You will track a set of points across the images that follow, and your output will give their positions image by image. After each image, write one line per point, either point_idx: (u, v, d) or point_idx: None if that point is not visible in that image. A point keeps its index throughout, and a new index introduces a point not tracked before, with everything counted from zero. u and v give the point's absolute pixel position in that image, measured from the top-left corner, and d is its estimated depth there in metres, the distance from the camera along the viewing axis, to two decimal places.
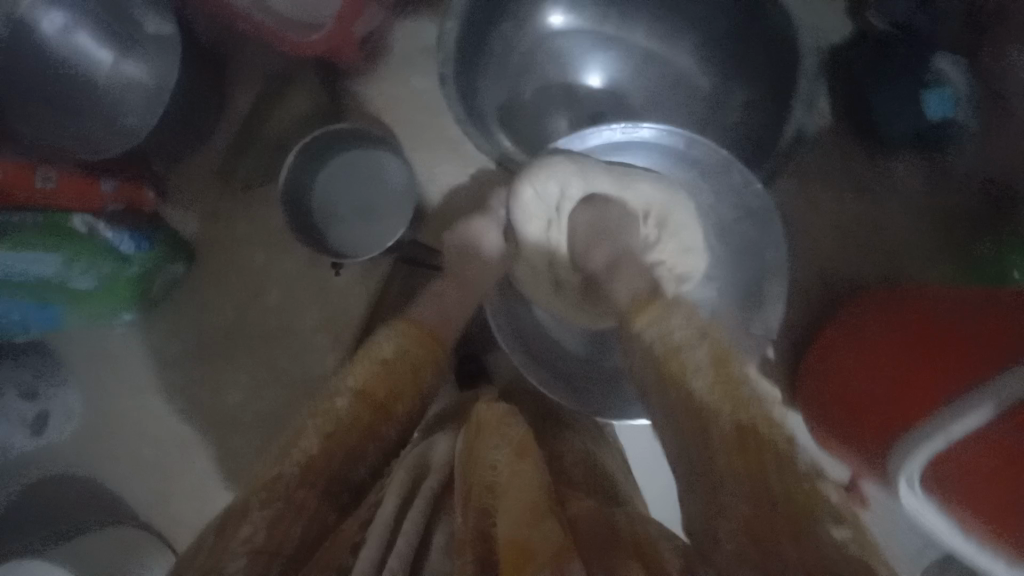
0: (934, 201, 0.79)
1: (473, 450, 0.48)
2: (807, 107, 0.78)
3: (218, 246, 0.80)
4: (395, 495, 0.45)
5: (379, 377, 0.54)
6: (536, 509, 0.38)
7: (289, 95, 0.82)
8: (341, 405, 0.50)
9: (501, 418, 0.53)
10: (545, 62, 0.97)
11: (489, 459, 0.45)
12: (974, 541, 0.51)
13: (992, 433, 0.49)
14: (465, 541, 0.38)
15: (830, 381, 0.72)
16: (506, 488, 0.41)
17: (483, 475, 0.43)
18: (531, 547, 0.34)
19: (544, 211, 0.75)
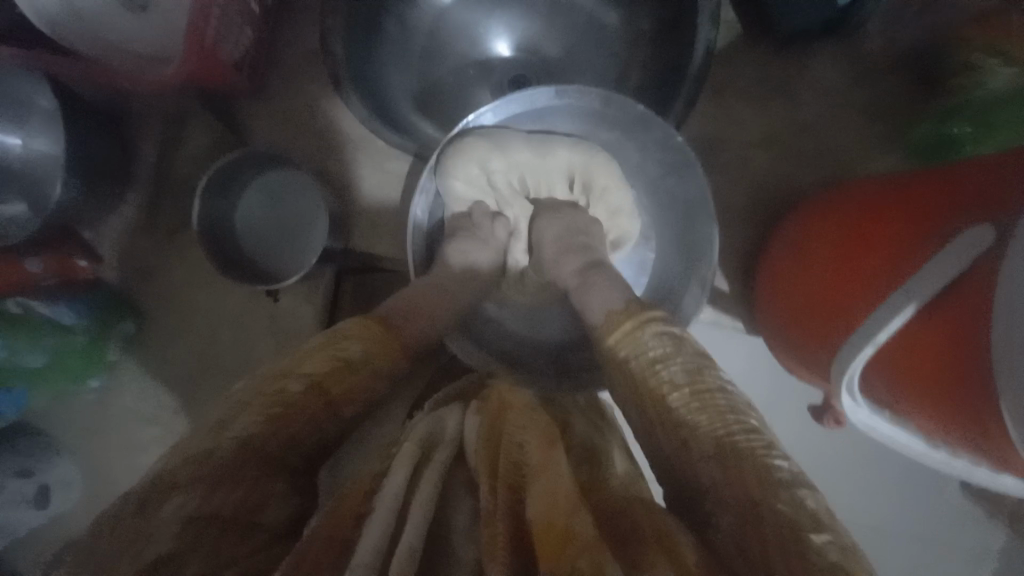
0: (870, 95, 0.76)
1: (497, 429, 0.51)
2: (711, 21, 0.73)
3: (161, 298, 0.84)
4: (405, 469, 0.45)
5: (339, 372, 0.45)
6: (566, 493, 0.41)
7: (188, 135, 0.84)
8: (296, 396, 0.42)
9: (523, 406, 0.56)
10: (451, 34, 0.93)
11: (515, 441, 0.48)
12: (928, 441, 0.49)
13: (930, 317, 0.47)
14: (494, 512, 0.41)
15: (782, 290, 0.70)
16: (535, 474, 0.44)
17: (512, 456, 0.46)
18: (565, 527, 0.38)
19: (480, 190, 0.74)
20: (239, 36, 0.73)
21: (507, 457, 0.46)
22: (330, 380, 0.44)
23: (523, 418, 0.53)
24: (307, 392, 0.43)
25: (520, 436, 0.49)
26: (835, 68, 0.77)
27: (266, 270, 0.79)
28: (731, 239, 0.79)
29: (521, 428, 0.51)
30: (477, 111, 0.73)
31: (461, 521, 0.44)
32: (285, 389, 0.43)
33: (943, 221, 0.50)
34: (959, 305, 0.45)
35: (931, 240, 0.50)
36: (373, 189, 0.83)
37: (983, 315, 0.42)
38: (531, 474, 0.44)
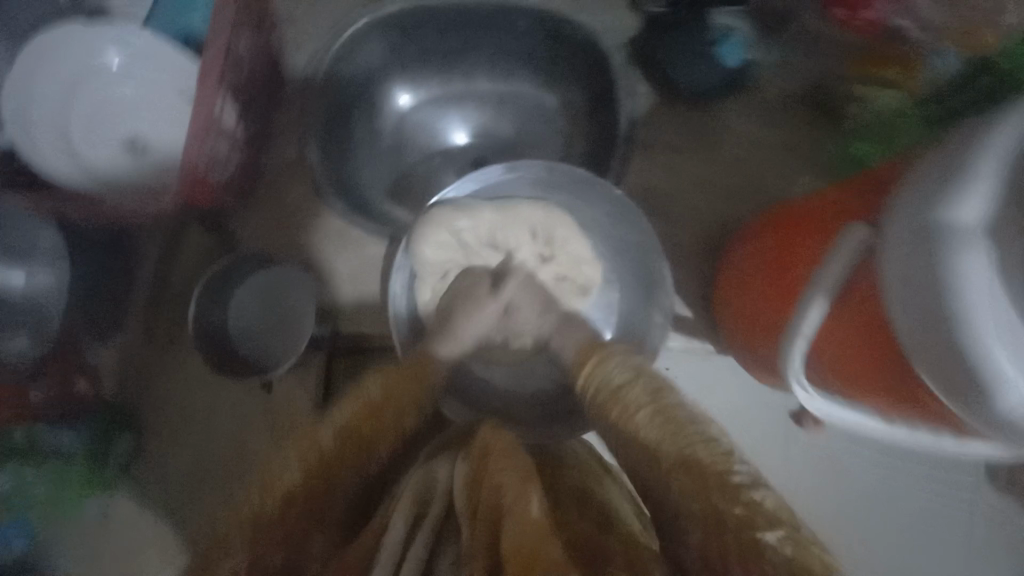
0: (776, 126, 0.87)
1: (478, 473, 0.49)
2: (629, 94, 0.86)
3: (159, 406, 0.87)
4: (404, 517, 0.47)
5: (363, 416, 0.54)
6: (537, 522, 0.42)
7: (181, 252, 0.91)
8: (324, 437, 0.51)
9: (506, 446, 0.52)
10: (414, 130, 1.06)
11: (495, 481, 0.46)
12: (905, 425, 0.50)
13: (857, 311, 0.51)
14: (474, 556, 0.42)
15: (739, 304, 0.73)
16: (508, 506, 0.43)
17: (490, 498, 0.45)
18: (534, 555, 0.39)
19: (453, 248, 0.81)
20: (226, 158, 0.82)
21: (487, 492, 0.46)
22: (355, 424, 0.53)
23: (503, 452, 0.50)
24: (338, 434, 0.51)
25: (500, 476, 0.46)
26: (746, 114, 0.88)
27: (257, 361, 0.83)
28: (687, 271, 0.86)
29: (502, 466, 0.48)
30: (443, 192, 0.82)
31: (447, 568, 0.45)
32: (323, 438, 0.51)
33: (852, 211, 0.56)
34: (864, 295, 0.51)
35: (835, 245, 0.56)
36: (357, 274, 0.91)
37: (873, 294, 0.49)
38: (505, 507, 0.43)
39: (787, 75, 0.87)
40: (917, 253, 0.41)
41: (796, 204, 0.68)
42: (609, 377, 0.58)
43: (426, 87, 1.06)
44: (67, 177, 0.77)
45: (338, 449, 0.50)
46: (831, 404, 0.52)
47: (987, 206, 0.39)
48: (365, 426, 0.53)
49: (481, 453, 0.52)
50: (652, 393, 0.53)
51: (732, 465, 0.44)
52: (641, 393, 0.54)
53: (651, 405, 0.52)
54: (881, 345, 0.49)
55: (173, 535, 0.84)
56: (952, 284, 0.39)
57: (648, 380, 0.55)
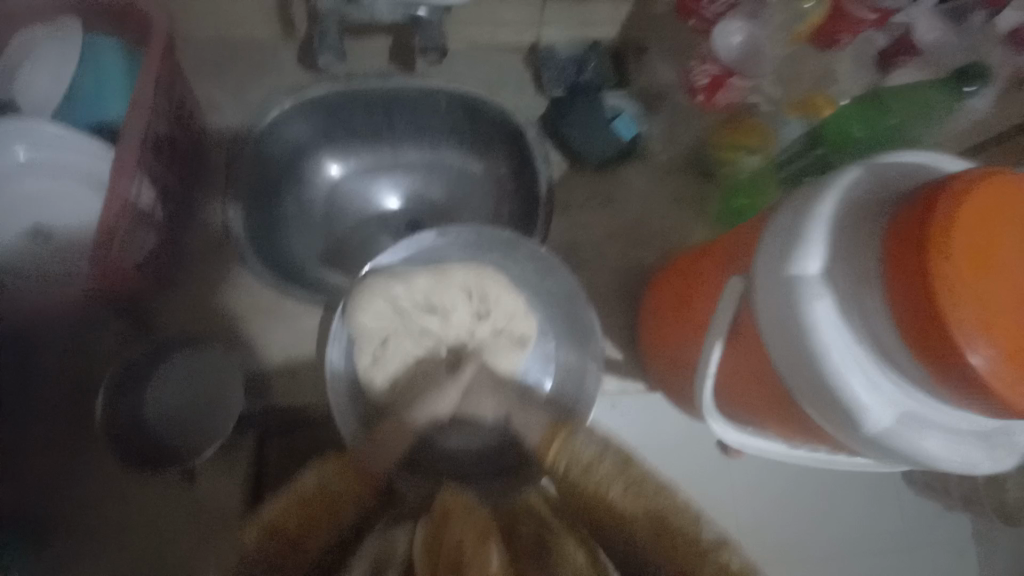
0: (671, 184, 0.99)
1: (436, 532, 0.53)
2: (544, 163, 0.95)
3: (61, 516, 0.78)
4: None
5: (297, 512, 0.56)
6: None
7: (87, 340, 0.84)
8: (255, 545, 0.52)
9: (464, 503, 0.56)
10: (346, 200, 1.09)
11: (453, 540, 0.50)
12: (803, 448, 0.58)
13: (737, 353, 0.58)
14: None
15: (657, 346, 0.81)
16: (471, 565, 0.47)
17: (451, 555, 0.49)
18: None
19: (389, 318, 0.82)
20: (141, 240, 0.80)
21: (447, 555, 0.49)
22: (282, 523, 0.54)
23: (463, 512, 0.54)
24: (269, 539, 0.53)
25: (456, 535, 0.51)
26: (646, 176, 0.99)
27: (176, 452, 0.77)
28: (613, 317, 0.93)
29: (459, 522, 0.53)
30: (374, 259, 0.84)
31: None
32: (250, 546, 0.52)
33: (731, 260, 0.65)
34: (742, 340, 0.57)
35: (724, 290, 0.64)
36: (290, 346, 0.88)
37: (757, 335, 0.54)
38: (466, 563, 0.48)
39: (675, 142, 1.01)
40: (778, 300, 0.49)
41: (688, 258, 0.78)
42: (579, 456, 0.61)
43: (355, 158, 1.10)
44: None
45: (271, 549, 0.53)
46: (742, 435, 0.58)
47: (823, 264, 0.47)
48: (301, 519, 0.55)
49: (440, 516, 0.55)
50: (620, 467, 0.59)
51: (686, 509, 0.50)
52: (609, 467, 0.59)
53: (621, 480, 0.58)
54: (761, 385, 0.56)
55: None
56: (808, 325, 0.47)
57: (619, 454, 0.60)
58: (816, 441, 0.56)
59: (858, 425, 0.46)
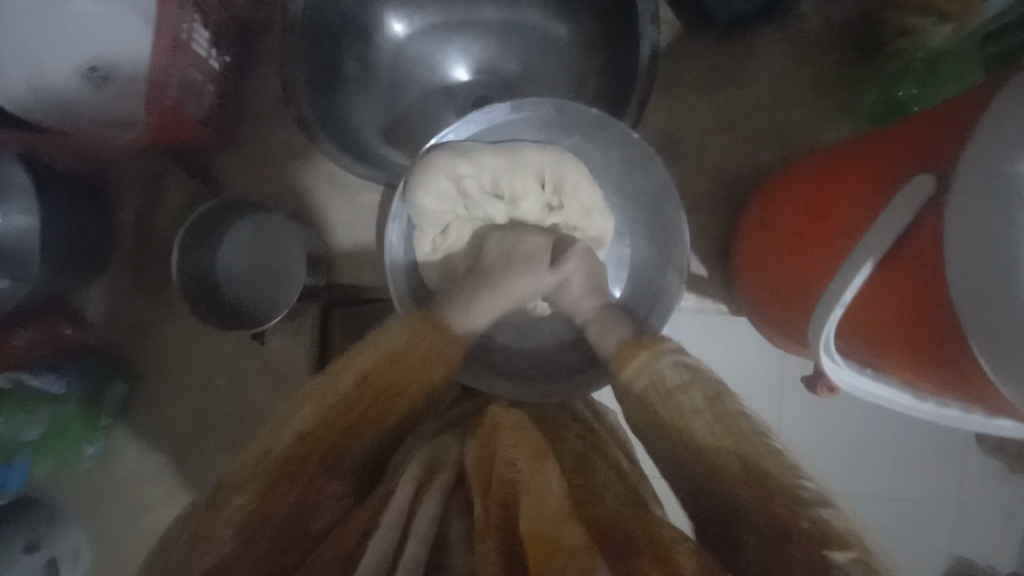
0: (810, 64, 0.78)
1: (489, 447, 0.53)
2: (653, 23, 0.76)
3: (156, 356, 0.85)
4: (410, 488, 0.49)
5: (388, 368, 0.55)
6: (555, 506, 0.45)
7: (165, 198, 0.86)
8: (342, 383, 0.53)
9: (515, 425, 0.57)
10: (412, 67, 0.97)
11: (506, 458, 0.50)
12: (934, 400, 0.50)
13: (889, 272, 0.50)
14: (487, 531, 0.44)
15: (760, 263, 0.70)
16: (526, 488, 0.47)
17: (503, 473, 0.48)
18: (552, 537, 0.42)
19: (452, 205, 0.75)
20: (200, 88, 0.75)
21: (500, 471, 0.49)
22: (345, 404, 0.51)
23: (514, 435, 0.54)
24: (331, 412, 0.51)
25: (512, 454, 0.50)
26: (778, 51, 0.79)
27: (252, 312, 0.80)
28: (704, 225, 0.80)
29: (511, 445, 0.52)
30: (440, 133, 0.75)
31: (457, 539, 0.46)
32: (315, 411, 0.50)
33: (895, 164, 0.51)
34: (910, 262, 0.47)
35: (885, 200, 0.51)
36: (352, 222, 0.85)
37: (939, 251, 0.44)
38: (522, 489, 0.47)
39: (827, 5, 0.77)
40: (961, 222, 0.41)
41: (824, 155, 0.65)
42: (659, 377, 0.54)
43: (422, 14, 0.96)
44: (18, 96, 0.69)
45: (331, 419, 0.50)
46: (858, 375, 0.51)
47: None
48: (366, 399, 0.53)
49: (489, 433, 0.55)
50: (708, 404, 0.50)
51: (800, 478, 0.45)
52: (695, 399, 0.51)
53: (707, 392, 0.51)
54: (916, 318, 0.47)
55: (174, 482, 0.84)
56: (1014, 253, 0.37)
57: (705, 387, 0.52)
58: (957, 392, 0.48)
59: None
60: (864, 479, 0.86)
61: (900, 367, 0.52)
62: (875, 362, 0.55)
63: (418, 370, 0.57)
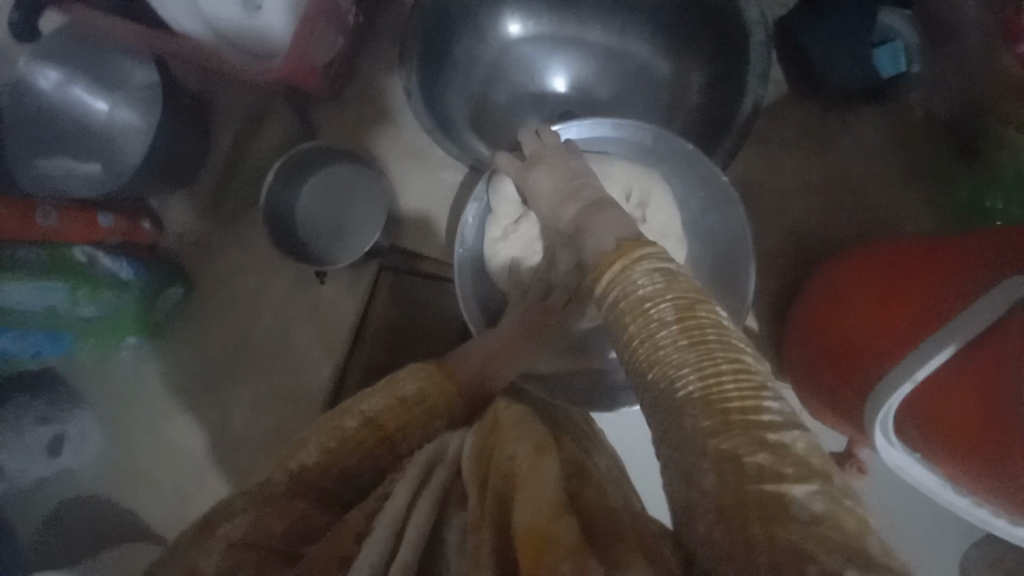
0: (901, 150, 0.80)
1: (488, 443, 0.48)
2: (760, 80, 0.79)
3: (211, 275, 0.90)
4: (406, 490, 0.45)
5: (391, 412, 0.52)
6: (551, 502, 0.39)
7: (265, 126, 0.90)
8: (349, 425, 0.51)
9: (519, 418, 0.50)
10: (512, 68, 1.01)
11: (506, 453, 0.45)
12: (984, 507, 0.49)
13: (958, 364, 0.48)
14: (481, 527, 0.40)
15: (817, 329, 0.70)
16: (524, 481, 0.42)
17: (501, 467, 0.44)
18: (547, 534, 0.37)
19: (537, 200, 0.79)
20: (329, 37, 0.80)
21: (497, 473, 0.44)
22: (385, 417, 0.52)
23: (516, 428, 0.48)
24: (367, 427, 0.51)
25: (511, 448, 0.46)
26: (874, 132, 0.81)
27: (315, 252, 0.83)
28: (764, 282, 0.81)
29: (513, 438, 0.47)
30: (537, 131, 0.76)
31: (454, 541, 0.42)
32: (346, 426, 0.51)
33: (979, 254, 0.52)
34: (982, 358, 0.46)
35: (978, 291, 0.50)
36: (428, 194, 0.88)
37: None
38: (519, 486, 0.42)
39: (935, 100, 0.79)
40: None
41: (893, 244, 0.66)
42: (631, 288, 0.42)
43: (537, 20, 1.00)
44: (179, 16, 0.74)
45: (332, 461, 0.49)
46: (905, 458, 0.50)
47: None
48: (400, 422, 0.52)
49: (490, 426, 0.50)
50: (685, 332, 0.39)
51: None
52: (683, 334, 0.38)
53: (678, 324, 0.39)
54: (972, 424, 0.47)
55: (195, 399, 0.87)
56: None
57: (679, 295, 0.40)
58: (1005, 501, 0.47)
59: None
60: None
61: (946, 459, 0.50)
62: None
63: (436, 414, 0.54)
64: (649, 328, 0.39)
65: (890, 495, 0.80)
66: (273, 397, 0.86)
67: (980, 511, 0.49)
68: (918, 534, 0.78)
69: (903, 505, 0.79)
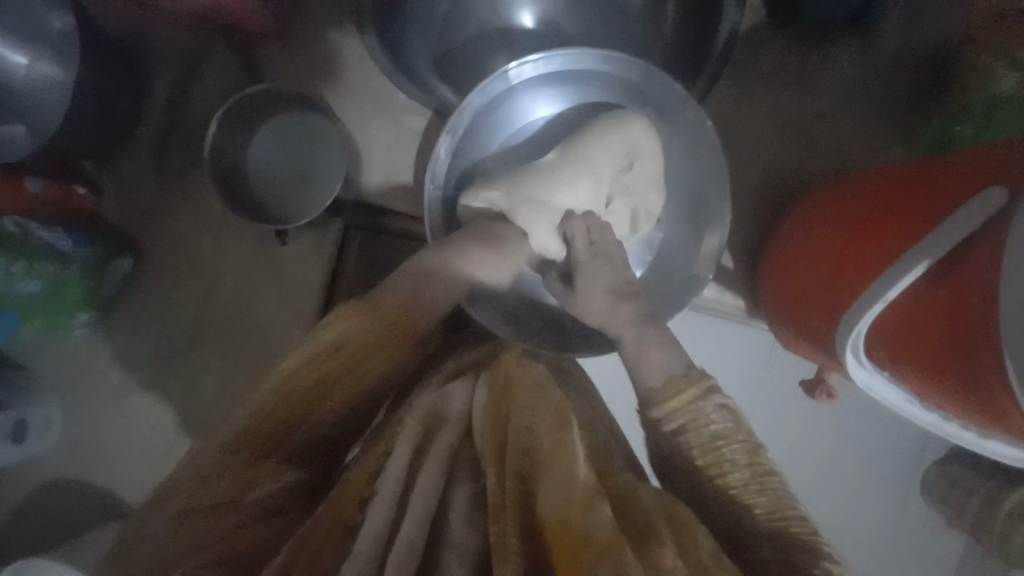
0: (876, 80, 0.78)
1: (504, 409, 0.50)
2: (737, 6, 0.75)
3: (163, 243, 0.84)
4: (407, 450, 0.49)
5: (328, 359, 0.50)
6: (581, 489, 0.41)
7: (205, 74, 0.83)
8: (284, 377, 0.49)
9: (533, 379, 0.53)
10: (473, 3, 0.93)
11: (525, 423, 0.47)
12: (957, 421, 0.49)
13: (928, 295, 0.48)
14: (504, 508, 0.42)
15: (792, 265, 0.70)
16: (548, 464, 0.43)
17: (519, 441, 0.46)
18: (581, 529, 0.38)
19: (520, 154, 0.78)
20: None
21: (515, 442, 0.46)
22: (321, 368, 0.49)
23: (530, 393, 0.50)
24: (303, 378, 0.49)
25: (530, 418, 0.47)
26: (852, 59, 0.79)
27: (270, 210, 0.77)
28: (740, 221, 0.81)
29: (529, 406, 0.49)
30: (521, 59, 0.71)
31: (462, 507, 0.46)
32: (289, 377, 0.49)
33: (960, 175, 0.51)
34: (957, 275, 0.46)
35: (948, 212, 0.50)
36: (392, 144, 0.82)
37: (994, 277, 0.42)
38: (542, 461, 0.44)
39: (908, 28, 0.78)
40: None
41: (873, 173, 0.64)
42: (704, 422, 0.44)
43: None
44: None
45: (268, 420, 0.47)
46: (874, 375, 0.51)
47: None
48: (341, 369, 0.50)
49: (501, 387, 0.53)
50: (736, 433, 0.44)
51: None
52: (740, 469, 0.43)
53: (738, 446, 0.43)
54: (940, 349, 0.47)
55: (161, 372, 0.84)
56: None
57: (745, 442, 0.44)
58: (968, 415, 0.47)
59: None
60: (853, 500, 0.83)
61: (916, 379, 0.51)
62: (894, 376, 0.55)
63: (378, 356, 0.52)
64: (722, 451, 0.43)
65: (855, 419, 0.84)
66: (244, 364, 0.83)
67: (937, 418, 0.50)
68: (879, 452, 0.83)
69: (866, 427, 0.83)
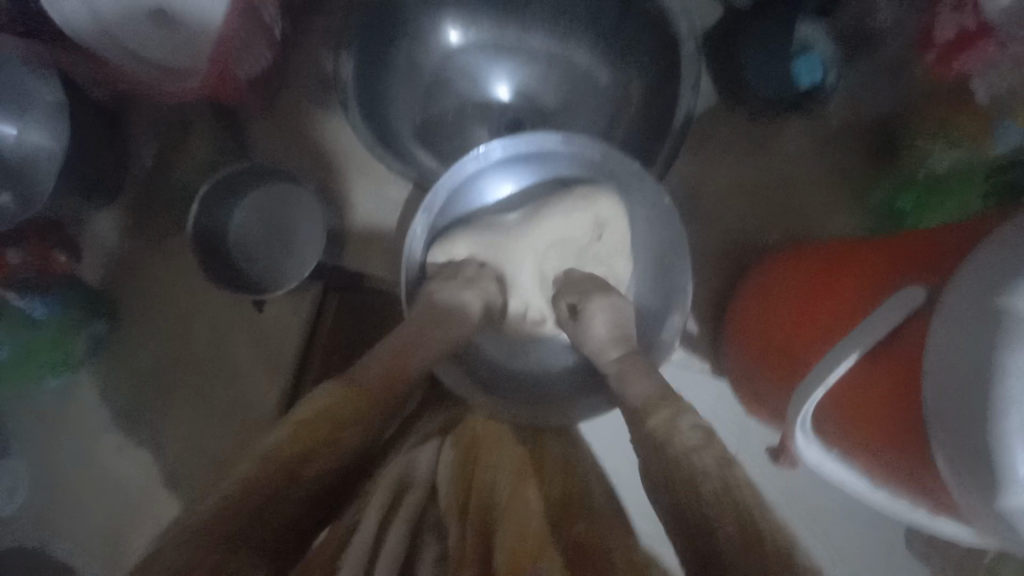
0: (824, 154, 0.85)
1: (472, 466, 0.61)
2: (693, 89, 0.81)
3: (137, 301, 0.84)
4: (377, 515, 0.52)
5: (294, 440, 0.49)
6: (533, 534, 0.49)
7: (190, 142, 0.86)
8: (244, 468, 0.47)
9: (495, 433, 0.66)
10: (453, 77, 0.99)
11: (487, 480, 0.58)
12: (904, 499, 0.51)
13: (867, 371, 0.52)
14: (462, 564, 0.47)
15: (754, 324, 0.73)
16: (502, 516, 0.52)
17: (483, 499, 0.55)
18: (524, 570, 0.44)
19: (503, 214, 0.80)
20: (257, 52, 0.78)
21: (478, 497, 0.55)
22: (281, 451, 0.48)
23: (498, 453, 0.61)
24: (265, 464, 0.47)
25: (490, 480, 0.57)
26: (801, 137, 0.85)
27: (251, 275, 0.80)
28: (704, 284, 0.85)
29: (495, 472, 0.59)
30: (489, 144, 0.76)
31: (426, 564, 0.50)
32: (307, 413, 0.52)
33: (904, 261, 0.54)
34: (893, 354, 0.49)
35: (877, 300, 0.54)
36: (372, 211, 0.85)
37: (919, 355, 0.46)
38: (495, 514, 0.53)
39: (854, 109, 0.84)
40: (947, 321, 0.42)
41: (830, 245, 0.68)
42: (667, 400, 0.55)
43: (479, 28, 0.99)
44: (66, 16, 0.70)
45: (229, 518, 0.43)
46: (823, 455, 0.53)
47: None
48: (296, 449, 0.48)
49: (469, 452, 0.62)
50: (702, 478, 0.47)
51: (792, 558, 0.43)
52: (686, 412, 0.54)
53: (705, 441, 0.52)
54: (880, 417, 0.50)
55: (128, 435, 0.82)
56: (1001, 366, 0.38)
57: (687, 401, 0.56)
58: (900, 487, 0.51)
59: (996, 489, 0.39)
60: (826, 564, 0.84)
61: (859, 452, 0.54)
62: (838, 444, 0.57)
63: (343, 427, 0.51)
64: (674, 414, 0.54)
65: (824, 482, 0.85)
66: (215, 427, 0.82)
67: (885, 495, 0.52)
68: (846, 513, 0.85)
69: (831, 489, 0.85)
